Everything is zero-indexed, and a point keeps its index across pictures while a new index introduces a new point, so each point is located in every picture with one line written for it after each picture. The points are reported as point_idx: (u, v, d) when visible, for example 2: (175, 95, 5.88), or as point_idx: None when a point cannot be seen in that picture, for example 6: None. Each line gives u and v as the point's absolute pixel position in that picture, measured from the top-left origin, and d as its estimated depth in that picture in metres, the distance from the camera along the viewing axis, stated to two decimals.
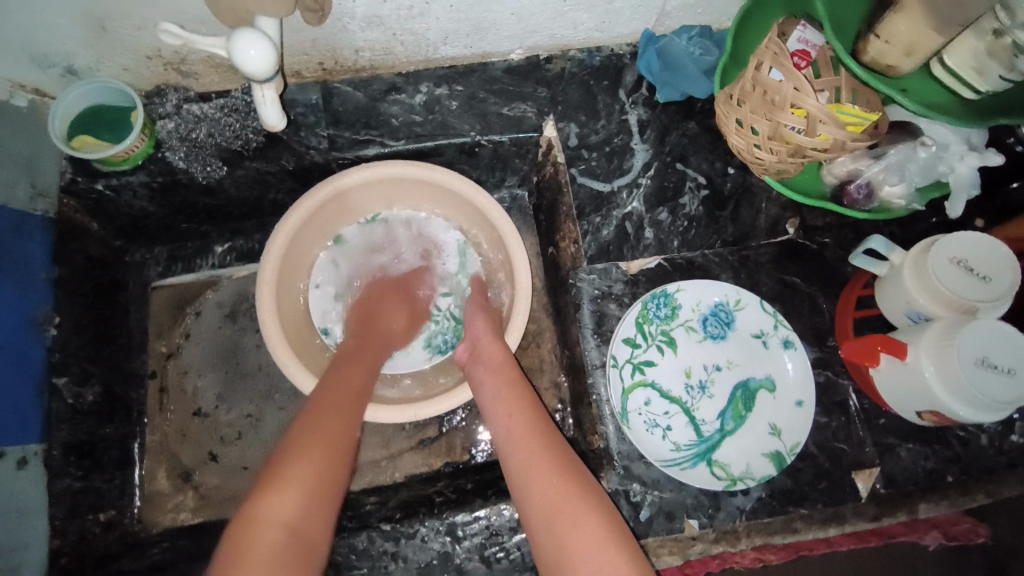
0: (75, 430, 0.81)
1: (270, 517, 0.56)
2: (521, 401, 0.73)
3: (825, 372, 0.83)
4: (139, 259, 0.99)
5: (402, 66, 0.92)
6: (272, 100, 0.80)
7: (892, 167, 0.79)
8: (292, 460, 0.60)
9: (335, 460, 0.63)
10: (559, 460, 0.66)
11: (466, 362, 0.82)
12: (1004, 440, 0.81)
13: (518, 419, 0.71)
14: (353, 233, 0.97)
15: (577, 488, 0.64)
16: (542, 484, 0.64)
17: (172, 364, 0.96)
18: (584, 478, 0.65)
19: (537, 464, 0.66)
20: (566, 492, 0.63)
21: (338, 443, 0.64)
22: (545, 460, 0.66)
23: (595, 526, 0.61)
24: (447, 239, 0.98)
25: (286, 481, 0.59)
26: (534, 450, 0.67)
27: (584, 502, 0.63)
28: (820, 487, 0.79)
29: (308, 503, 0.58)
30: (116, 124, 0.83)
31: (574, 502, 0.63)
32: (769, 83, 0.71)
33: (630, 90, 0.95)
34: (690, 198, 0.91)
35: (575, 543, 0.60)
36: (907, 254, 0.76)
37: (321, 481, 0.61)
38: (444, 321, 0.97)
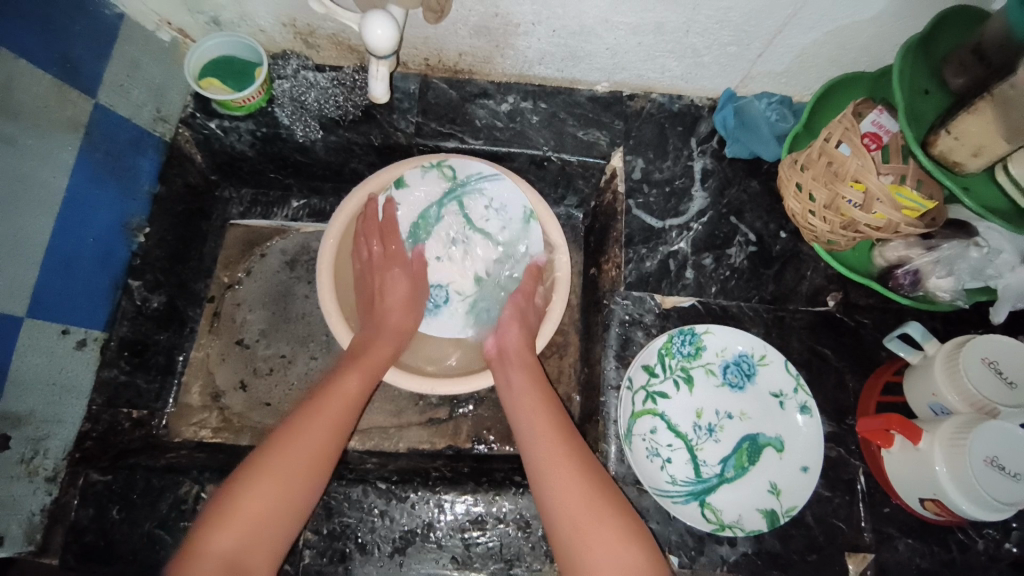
0: (135, 329, 0.90)
1: (211, 550, 0.63)
2: (541, 402, 0.79)
3: (837, 448, 0.84)
4: (226, 196, 1.09)
5: (496, 77, 1.01)
6: (383, 76, 0.88)
7: (942, 260, 0.79)
8: (239, 495, 0.66)
9: (292, 493, 0.68)
10: (573, 458, 0.71)
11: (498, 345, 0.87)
12: (999, 548, 0.80)
13: (538, 418, 0.77)
14: (415, 176, 0.95)
15: (591, 494, 0.68)
16: (556, 472, 0.70)
17: (229, 293, 1.05)
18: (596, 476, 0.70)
19: (557, 454, 0.72)
20: (582, 492, 0.68)
21: (296, 483, 0.69)
22: (561, 458, 0.71)
23: (606, 527, 0.66)
24: (514, 205, 0.95)
25: (236, 519, 0.65)
26: (553, 447, 0.73)
27: (596, 505, 0.67)
28: (809, 559, 0.79)
29: (247, 540, 0.65)
30: (241, 75, 0.95)
31: (583, 496, 0.68)
32: (835, 155, 0.74)
33: (702, 140, 1.00)
34: (738, 250, 0.94)
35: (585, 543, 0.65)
36: (942, 347, 0.76)
37: (272, 514, 0.67)
38: (488, 289, 0.97)
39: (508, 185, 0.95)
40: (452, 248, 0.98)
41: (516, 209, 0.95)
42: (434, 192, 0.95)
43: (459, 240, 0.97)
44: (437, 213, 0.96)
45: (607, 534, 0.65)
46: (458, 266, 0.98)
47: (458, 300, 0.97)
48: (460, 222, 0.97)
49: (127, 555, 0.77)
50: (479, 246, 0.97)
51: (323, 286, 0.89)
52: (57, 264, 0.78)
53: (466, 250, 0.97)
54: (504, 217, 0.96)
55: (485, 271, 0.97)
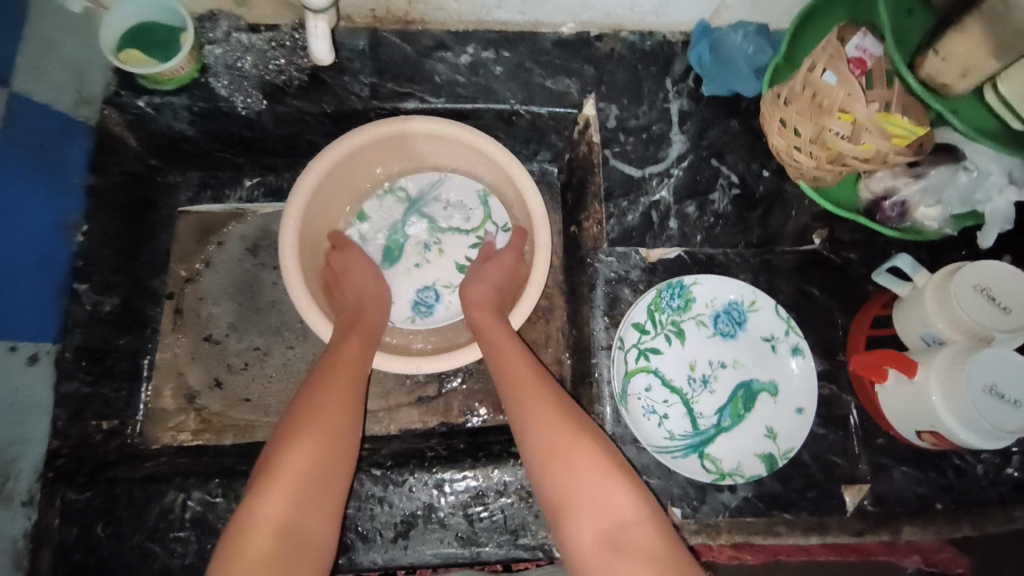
0: (90, 336, 0.83)
1: (260, 519, 0.60)
2: (524, 360, 0.78)
3: (830, 385, 0.84)
4: (172, 180, 1.00)
5: (452, 25, 0.92)
6: (323, 32, 0.82)
7: (930, 188, 0.77)
8: (280, 462, 0.64)
9: (331, 455, 0.67)
10: (562, 412, 0.71)
11: (473, 312, 0.86)
12: (999, 472, 0.83)
13: (519, 380, 0.76)
14: (373, 207, 0.99)
15: (586, 437, 0.69)
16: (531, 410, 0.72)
17: (190, 288, 0.97)
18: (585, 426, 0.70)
19: (527, 395, 0.74)
20: (574, 437, 0.69)
21: (330, 450, 0.67)
22: (549, 412, 0.71)
23: (596, 470, 0.66)
24: (468, 196, 0.99)
25: (279, 488, 0.62)
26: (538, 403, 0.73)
27: (588, 450, 0.68)
28: (809, 496, 0.80)
29: (297, 505, 0.62)
30: (166, 43, 0.85)
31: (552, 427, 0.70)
32: (820, 86, 0.69)
33: (676, 79, 0.94)
34: (721, 195, 0.90)
35: (583, 488, 0.65)
36: (932, 278, 0.75)
37: (317, 475, 0.65)
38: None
39: (459, 180, 1.00)
40: (427, 253, 0.99)
41: (470, 199, 0.99)
42: (396, 214, 0.99)
43: (431, 243, 0.99)
44: (404, 231, 0.99)
45: (598, 477, 0.66)
46: (438, 265, 0.98)
47: (447, 292, 0.97)
48: (426, 229, 1.00)
49: (121, 569, 0.74)
50: (449, 242, 0.99)
51: (290, 267, 0.84)
52: None
53: (440, 249, 0.99)
54: (464, 209, 0.99)
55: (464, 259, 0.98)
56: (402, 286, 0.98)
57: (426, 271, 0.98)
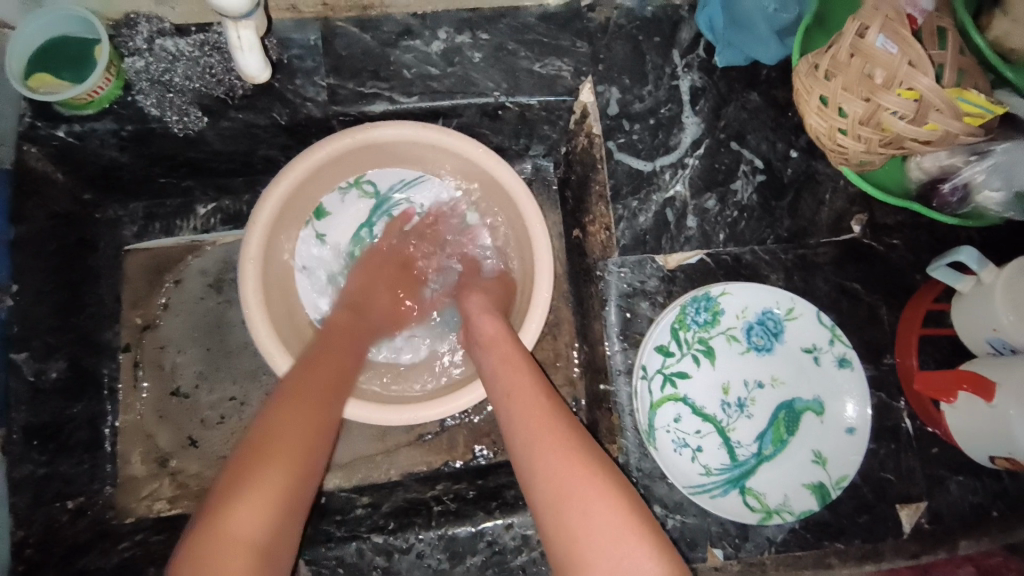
0: (37, 412, 0.72)
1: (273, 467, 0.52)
2: (523, 371, 0.65)
3: (878, 394, 0.75)
4: (112, 216, 0.87)
5: (418, 6, 0.78)
6: (251, 44, 0.68)
7: (998, 168, 0.65)
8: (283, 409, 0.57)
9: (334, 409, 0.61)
10: (564, 436, 0.58)
11: (476, 318, 0.74)
12: None
13: (516, 395, 0.63)
14: (334, 201, 0.85)
15: (591, 467, 0.55)
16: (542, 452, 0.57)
17: (148, 336, 0.87)
18: (590, 453, 0.57)
19: (536, 430, 0.59)
20: (576, 470, 0.55)
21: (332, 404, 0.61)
22: (547, 432, 0.58)
23: (606, 514, 0.52)
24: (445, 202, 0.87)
25: (262, 487, 0.51)
26: (534, 422, 0.59)
27: (593, 486, 0.54)
28: (860, 521, 0.72)
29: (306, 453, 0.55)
30: (79, 60, 0.70)
31: (566, 481, 0.54)
32: (877, 55, 0.57)
33: (685, 50, 0.80)
34: (744, 183, 0.79)
35: (592, 539, 0.51)
36: (1001, 273, 0.64)
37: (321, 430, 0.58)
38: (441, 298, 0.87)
39: (434, 183, 0.86)
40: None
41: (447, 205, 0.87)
42: (358, 215, 0.86)
43: None
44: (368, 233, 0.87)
45: (610, 525, 0.52)
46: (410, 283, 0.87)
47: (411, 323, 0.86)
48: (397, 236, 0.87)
49: None
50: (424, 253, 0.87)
51: (255, 316, 0.73)
52: None
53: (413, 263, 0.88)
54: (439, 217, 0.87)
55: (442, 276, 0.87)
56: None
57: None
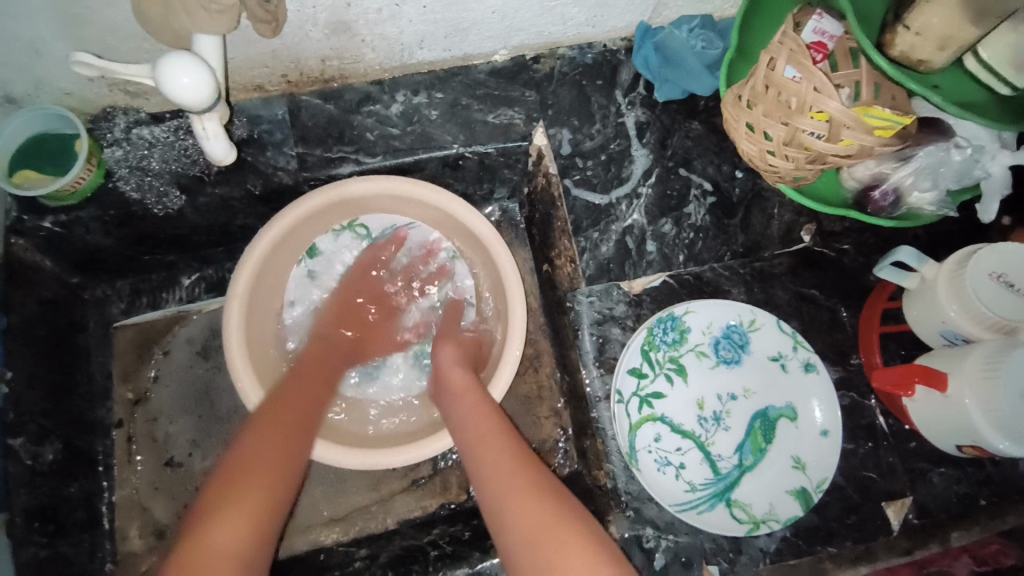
0: (36, 494, 0.74)
1: (234, 518, 0.54)
2: (494, 419, 0.68)
3: (850, 394, 0.77)
4: (100, 294, 0.90)
5: (375, 74, 0.84)
6: (216, 132, 0.65)
7: (923, 170, 0.69)
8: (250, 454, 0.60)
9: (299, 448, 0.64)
10: (537, 487, 0.60)
11: (445, 369, 0.76)
12: None
13: (487, 445, 0.65)
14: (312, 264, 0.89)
15: (566, 515, 0.57)
16: (506, 492, 0.60)
17: (140, 410, 0.88)
18: (563, 502, 0.59)
19: (500, 468, 0.62)
20: (548, 517, 0.57)
21: (292, 440, 0.64)
22: (521, 482, 0.60)
23: (570, 538, 0.55)
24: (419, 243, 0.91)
25: (230, 518, 0.54)
26: (498, 457, 0.63)
27: (558, 511, 0.58)
28: (849, 522, 0.73)
29: (268, 499, 0.57)
30: (61, 154, 0.75)
31: (532, 515, 0.57)
32: (786, 84, 0.62)
33: (627, 90, 0.86)
34: (696, 207, 0.83)
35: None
36: (941, 268, 0.67)
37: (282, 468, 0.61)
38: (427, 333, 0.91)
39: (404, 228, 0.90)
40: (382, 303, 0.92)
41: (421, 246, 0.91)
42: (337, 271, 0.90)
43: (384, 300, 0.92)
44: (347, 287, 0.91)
45: (585, 569, 0.53)
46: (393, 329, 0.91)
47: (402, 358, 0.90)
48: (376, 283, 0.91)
49: None
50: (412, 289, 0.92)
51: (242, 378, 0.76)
52: None
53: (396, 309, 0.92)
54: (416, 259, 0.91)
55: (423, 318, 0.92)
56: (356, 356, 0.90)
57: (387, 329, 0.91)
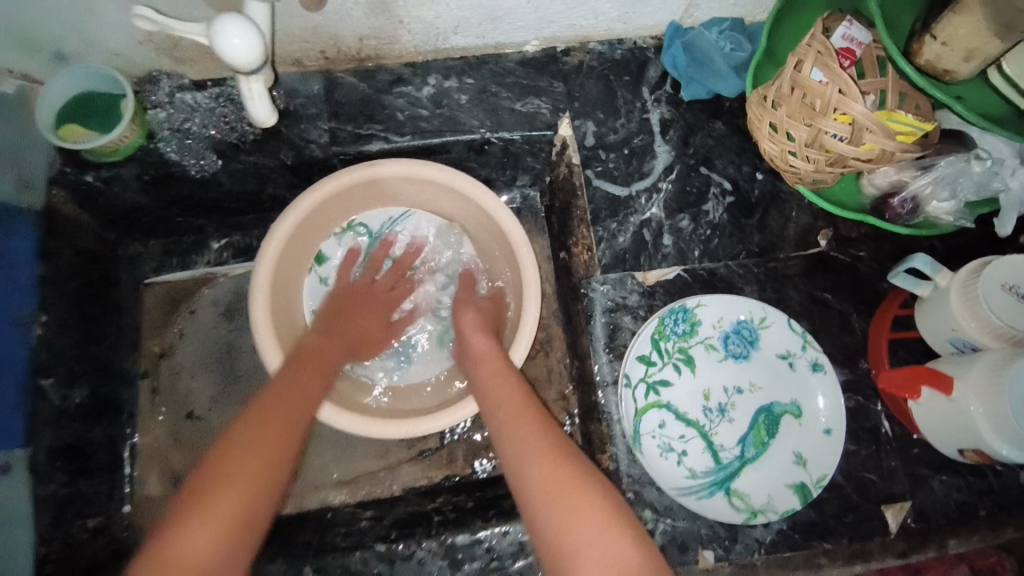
0: (61, 434, 0.78)
1: (191, 542, 0.53)
2: (508, 381, 0.73)
3: (854, 396, 0.78)
4: (132, 253, 0.94)
5: (409, 57, 0.86)
6: (261, 95, 0.74)
7: (943, 179, 0.70)
8: (221, 472, 0.58)
9: (274, 457, 0.61)
10: (549, 446, 0.63)
11: (468, 334, 0.81)
12: None
13: (505, 406, 0.69)
14: (331, 247, 0.92)
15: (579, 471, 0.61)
16: (536, 464, 0.62)
17: (165, 363, 0.93)
18: (573, 458, 0.62)
19: (531, 440, 0.65)
20: (560, 473, 0.61)
21: (273, 463, 0.61)
22: (533, 440, 0.65)
23: (595, 509, 0.57)
24: (432, 232, 0.94)
25: (187, 553, 0.52)
26: (529, 428, 0.66)
27: (584, 483, 0.60)
28: (846, 520, 0.74)
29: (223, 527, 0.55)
30: (107, 114, 0.79)
31: (566, 484, 0.59)
32: (811, 86, 0.64)
33: (653, 86, 0.88)
34: (714, 204, 0.85)
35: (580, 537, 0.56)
36: (954, 277, 0.68)
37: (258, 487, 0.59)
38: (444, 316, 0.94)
39: (421, 216, 0.94)
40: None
41: (433, 236, 0.94)
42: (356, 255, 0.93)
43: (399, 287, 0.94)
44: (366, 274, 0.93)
45: (596, 523, 0.56)
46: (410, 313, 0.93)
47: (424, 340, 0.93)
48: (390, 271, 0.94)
49: None
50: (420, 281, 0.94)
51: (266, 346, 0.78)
52: None
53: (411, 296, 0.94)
54: (428, 249, 0.94)
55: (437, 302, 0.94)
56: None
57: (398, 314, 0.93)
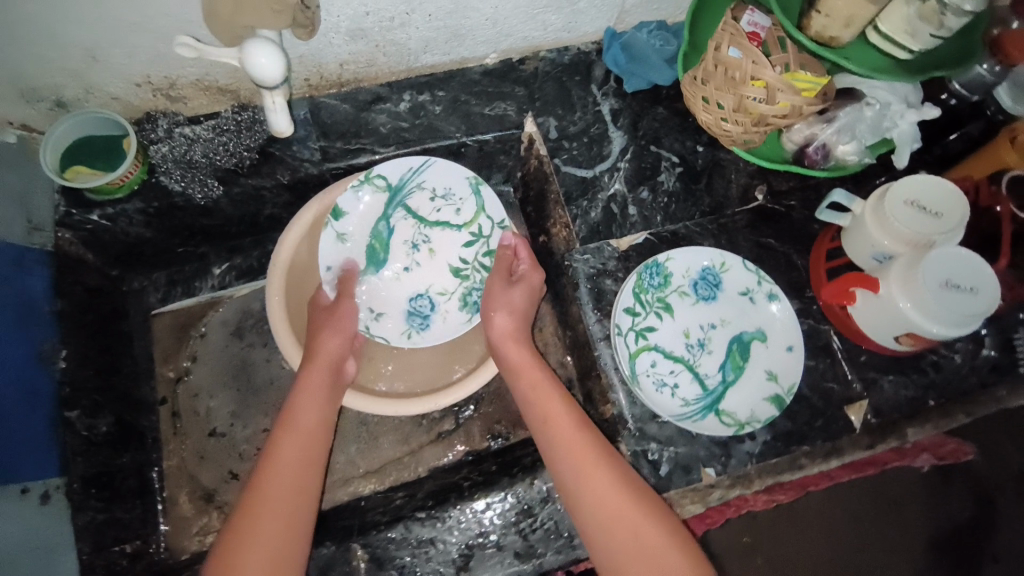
0: (91, 463, 0.79)
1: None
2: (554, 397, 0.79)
3: (807, 320, 0.91)
4: (137, 286, 0.97)
5: (385, 78, 0.96)
6: (282, 107, 0.80)
7: (844, 127, 0.87)
8: (254, 515, 0.67)
9: (301, 497, 0.70)
10: (602, 460, 0.72)
11: (503, 346, 0.86)
12: (975, 362, 0.91)
13: (556, 422, 0.76)
14: (349, 201, 0.94)
15: (638, 489, 0.71)
16: (590, 480, 0.71)
17: (181, 387, 0.96)
18: (623, 471, 0.72)
19: (579, 455, 0.73)
20: (620, 493, 0.69)
21: (298, 503, 0.69)
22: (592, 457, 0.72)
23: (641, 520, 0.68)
24: (457, 185, 0.97)
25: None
26: (575, 443, 0.74)
27: (630, 499, 0.69)
28: (818, 425, 0.86)
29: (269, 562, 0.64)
30: (109, 153, 0.84)
31: (615, 500, 0.69)
32: (730, 62, 0.78)
33: (600, 83, 1.02)
34: (667, 175, 0.97)
35: (645, 549, 0.66)
36: (866, 204, 0.84)
37: (289, 526, 0.67)
38: (469, 275, 0.98)
39: (443, 167, 0.96)
40: (416, 252, 0.98)
41: (458, 187, 0.97)
42: (375, 207, 0.96)
43: (419, 242, 0.98)
44: (387, 228, 0.97)
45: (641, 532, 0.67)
46: (430, 267, 0.98)
47: (446, 300, 0.97)
48: (413, 226, 0.98)
49: None
50: (439, 237, 0.98)
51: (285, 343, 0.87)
52: None
53: (431, 248, 0.98)
54: (453, 200, 0.97)
55: (460, 260, 0.98)
56: (391, 292, 0.97)
57: (420, 271, 0.98)
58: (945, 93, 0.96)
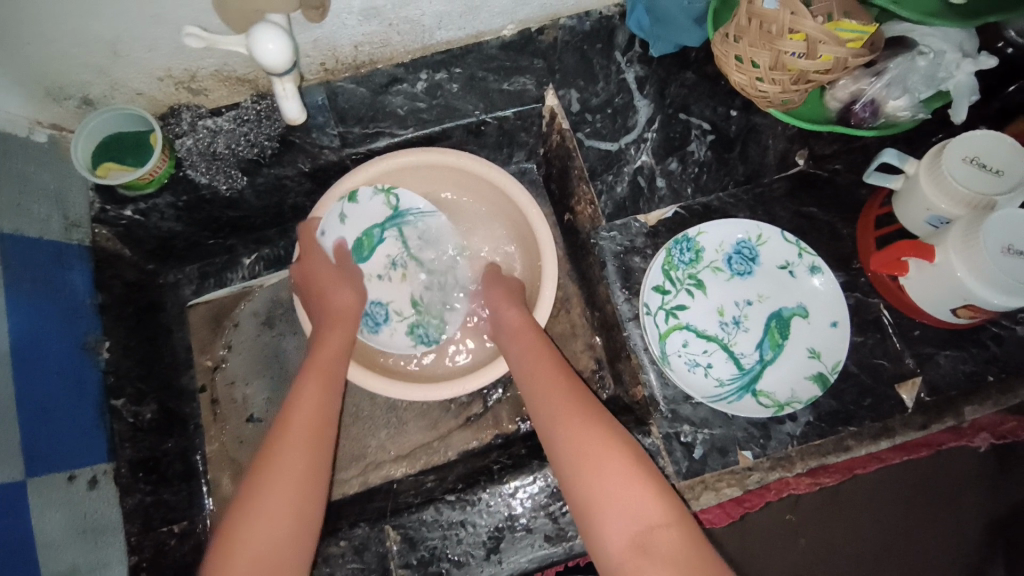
0: (139, 447, 0.84)
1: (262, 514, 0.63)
2: (546, 360, 0.79)
3: (854, 294, 0.85)
4: (173, 279, 1.01)
5: (400, 58, 0.94)
6: (293, 93, 0.80)
7: (893, 82, 0.79)
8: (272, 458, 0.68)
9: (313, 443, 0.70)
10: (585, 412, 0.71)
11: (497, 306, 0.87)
12: None
13: (544, 380, 0.76)
14: (365, 194, 0.92)
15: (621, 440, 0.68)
16: (573, 430, 0.69)
17: (219, 375, 1.00)
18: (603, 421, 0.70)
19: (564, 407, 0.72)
20: (602, 441, 0.68)
21: (309, 446, 0.69)
22: (582, 416, 0.70)
23: (621, 464, 0.66)
24: (445, 241, 0.96)
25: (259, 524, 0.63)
26: (560, 398, 0.73)
27: (612, 447, 0.67)
28: (865, 404, 0.81)
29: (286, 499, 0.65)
30: (138, 149, 0.86)
31: (597, 449, 0.67)
32: (765, 14, 0.72)
33: (624, 50, 0.96)
34: (698, 144, 0.91)
35: (627, 497, 0.64)
36: (920, 163, 0.77)
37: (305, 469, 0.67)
38: (428, 313, 0.95)
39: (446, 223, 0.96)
40: (392, 271, 0.96)
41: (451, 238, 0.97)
42: (378, 214, 0.93)
43: (398, 262, 0.96)
44: (380, 235, 0.94)
45: (620, 479, 0.65)
46: (396, 288, 0.95)
47: (396, 321, 0.94)
48: (399, 246, 0.95)
49: None
50: (414, 271, 0.96)
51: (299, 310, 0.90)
52: (33, 412, 0.71)
53: (404, 274, 0.96)
54: (437, 248, 0.96)
55: (421, 295, 0.96)
56: None
57: (382, 291, 0.95)
58: (1001, 41, 0.86)
